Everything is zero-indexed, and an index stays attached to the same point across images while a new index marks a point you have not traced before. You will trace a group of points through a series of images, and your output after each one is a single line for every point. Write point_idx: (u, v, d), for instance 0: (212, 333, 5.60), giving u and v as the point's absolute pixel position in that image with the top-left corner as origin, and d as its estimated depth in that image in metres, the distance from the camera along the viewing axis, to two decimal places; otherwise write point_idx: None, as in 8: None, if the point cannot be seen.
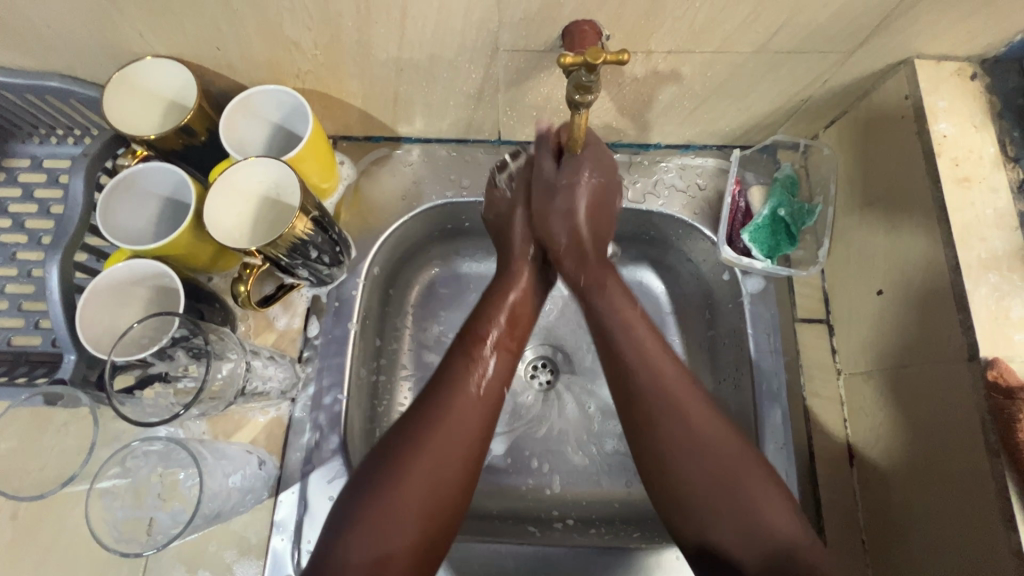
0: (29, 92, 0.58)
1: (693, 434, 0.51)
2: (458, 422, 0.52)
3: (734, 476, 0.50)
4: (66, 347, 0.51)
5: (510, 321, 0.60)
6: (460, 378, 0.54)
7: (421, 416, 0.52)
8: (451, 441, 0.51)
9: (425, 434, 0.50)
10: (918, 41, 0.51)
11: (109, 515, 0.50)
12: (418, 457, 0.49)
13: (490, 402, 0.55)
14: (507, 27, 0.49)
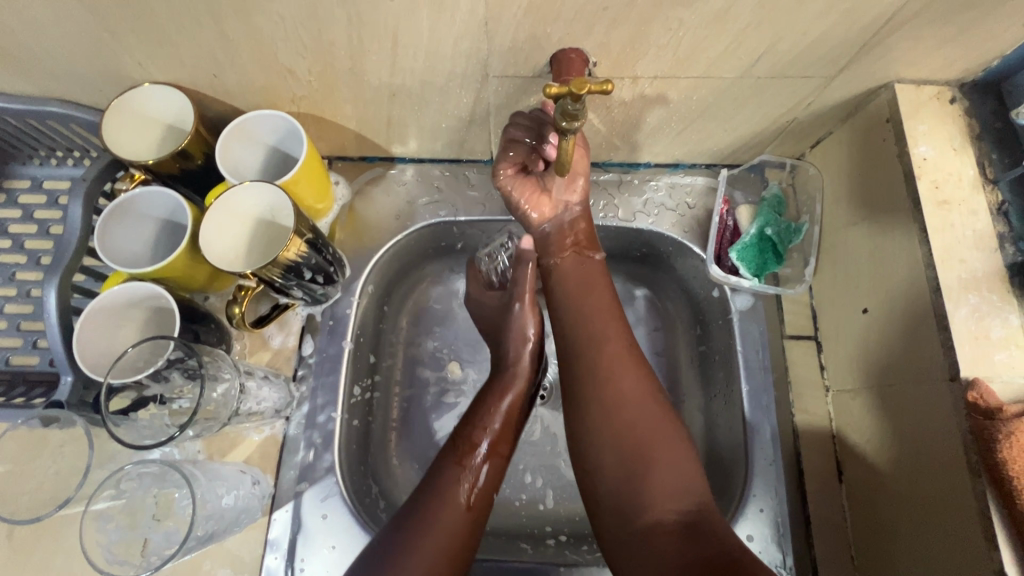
0: (30, 117, 0.59)
1: (639, 433, 0.52)
2: (445, 533, 0.51)
3: (654, 450, 0.52)
4: (62, 369, 0.52)
5: (505, 425, 0.60)
6: (449, 492, 0.54)
7: (409, 526, 0.51)
8: (437, 551, 0.50)
9: (409, 551, 0.49)
10: (898, 66, 0.52)
11: (103, 537, 0.50)
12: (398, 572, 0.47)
13: (477, 513, 0.54)
14: (496, 54, 0.50)
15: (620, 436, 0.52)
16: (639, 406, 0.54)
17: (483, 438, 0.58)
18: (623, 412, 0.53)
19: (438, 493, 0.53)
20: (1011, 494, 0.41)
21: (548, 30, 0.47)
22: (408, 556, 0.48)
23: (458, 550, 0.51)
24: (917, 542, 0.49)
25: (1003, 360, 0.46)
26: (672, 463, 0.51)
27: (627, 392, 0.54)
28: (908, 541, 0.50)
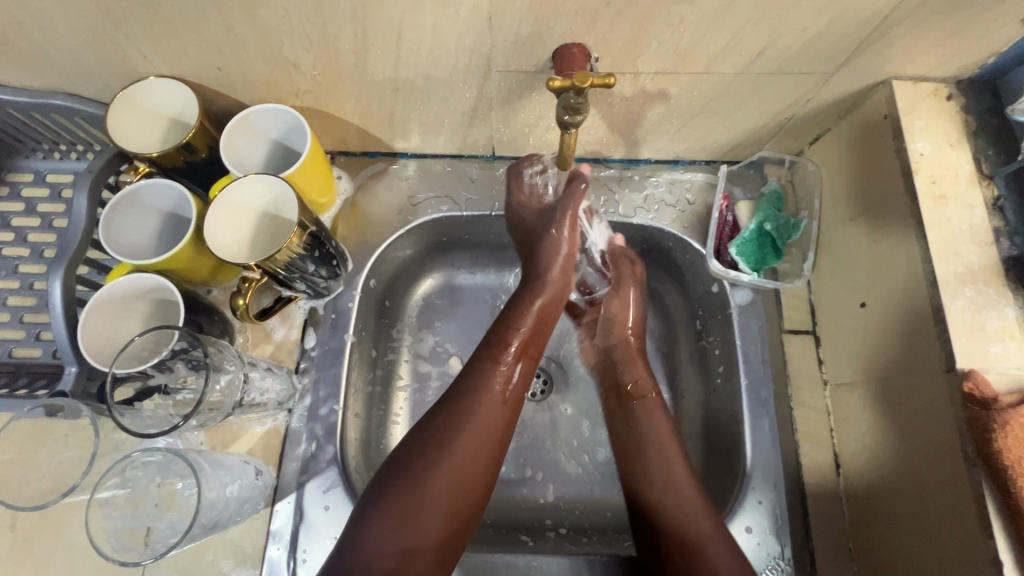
0: (34, 110, 0.59)
1: (671, 470, 0.57)
2: (481, 423, 0.54)
3: (681, 493, 0.56)
4: (67, 360, 0.52)
5: (536, 323, 0.62)
6: (484, 385, 0.56)
7: (446, 416, 0.54)
8: (473, 447, 0.53)
9: (446, 441, 0.52)
10: (896, 63, 0.53)
11: (109, 525, 0.50)
12: (438, 466, 0.51)
13: (511, 405, 0.57)
14: (499, 50, 0.51)
15: (661, 468, 0.57)
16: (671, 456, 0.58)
17: (515, 337, 0.60)
18: (662, 442, 0.59)
19: (472, 389, 0.56)
20: (1006, 482, 0.42)
21: (550, 25, 0.47)
22: (447, 446, 0.52)
23: (496, 441, 0.54)
24: (915, 530, 0.50)
25: (999, 352, 0.46)
26: (688, 513, 0.54)
27: (669, 452, 0.59)
28: (905, 521, 0.51)
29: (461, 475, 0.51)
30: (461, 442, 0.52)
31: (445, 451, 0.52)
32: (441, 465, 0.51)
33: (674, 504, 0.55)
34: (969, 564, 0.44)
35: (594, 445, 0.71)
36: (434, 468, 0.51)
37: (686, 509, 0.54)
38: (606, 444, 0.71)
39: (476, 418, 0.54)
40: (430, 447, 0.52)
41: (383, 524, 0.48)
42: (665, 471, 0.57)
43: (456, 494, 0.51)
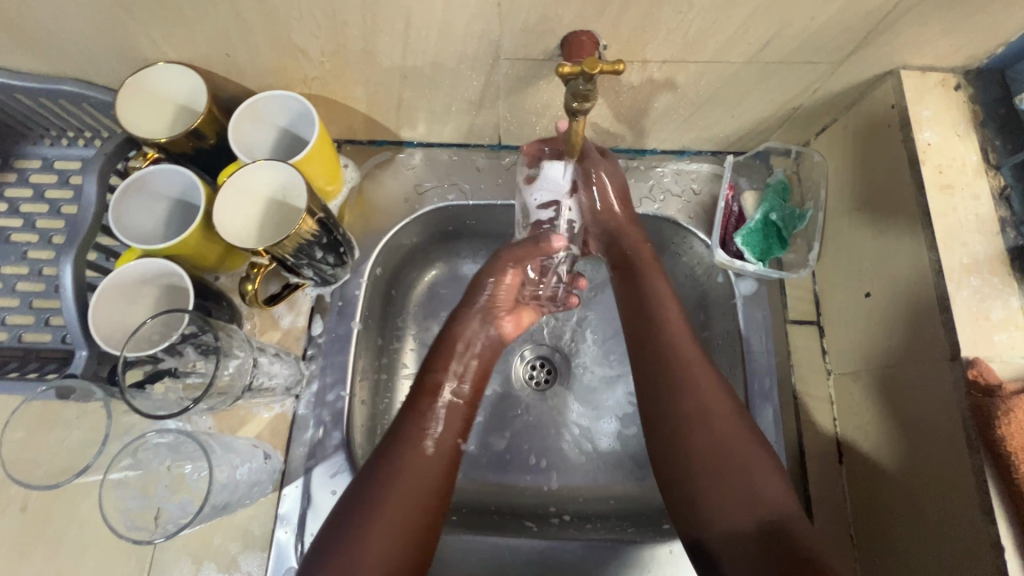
0: (43, 97, 0.59)
1: (721, 445, 0.51)
2: (416, 480, 0.53)
3: (743, 467, 0.50)
4: (78, 343, 0.53)
5: (479, 375, 0.64)
6: (414, 438, 0.56)
7: (382, 467, 0.53)
8: (406, 501, 0.51)
9: (377, 503, 0.50)
10: (904, 53, 0.53)
11: (121, 504, 0.52)
12: (370, 526, 0.49)
13: (445, 458, 0.56)
14: (508, 37, 0.51)
15: (710, 446, 0.51)
16: (728, 427, 0.52)
17: (448, 383, 0.61)
18: (705, 414, 0.53)
19: (404, 442, 0.55)
20: (1010, 468, 0.43)
21: (560, 12, 0.47)
22: (372, 510, 0.50)
23: (427, 498, 0.53)
24: (917, 519, 0.50)
25: (1003, 340, 0.47)
26: (754, 470, 0.50)
27: (706, 400, 0.54)
28: (906, 522, 0.51)
29: (401, 528, 0.50)
30: (394, 495, 0.51)
31: (373, 514, 0.50)
32: (370, 524, 0.49)
33: (738, 474, 0.50)
34: (969, 548, 0.45)
35: (598, 434, 0.71)
36: (365, 531, 0.49)
37: (749, 467, 0.50)
38: (609, 433, 0.71)
39: (403, 469, 0.53)
40: (364, 507, 0.50)
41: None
42: (712, 445, 0.51)
43: (393, 554, 0.49)
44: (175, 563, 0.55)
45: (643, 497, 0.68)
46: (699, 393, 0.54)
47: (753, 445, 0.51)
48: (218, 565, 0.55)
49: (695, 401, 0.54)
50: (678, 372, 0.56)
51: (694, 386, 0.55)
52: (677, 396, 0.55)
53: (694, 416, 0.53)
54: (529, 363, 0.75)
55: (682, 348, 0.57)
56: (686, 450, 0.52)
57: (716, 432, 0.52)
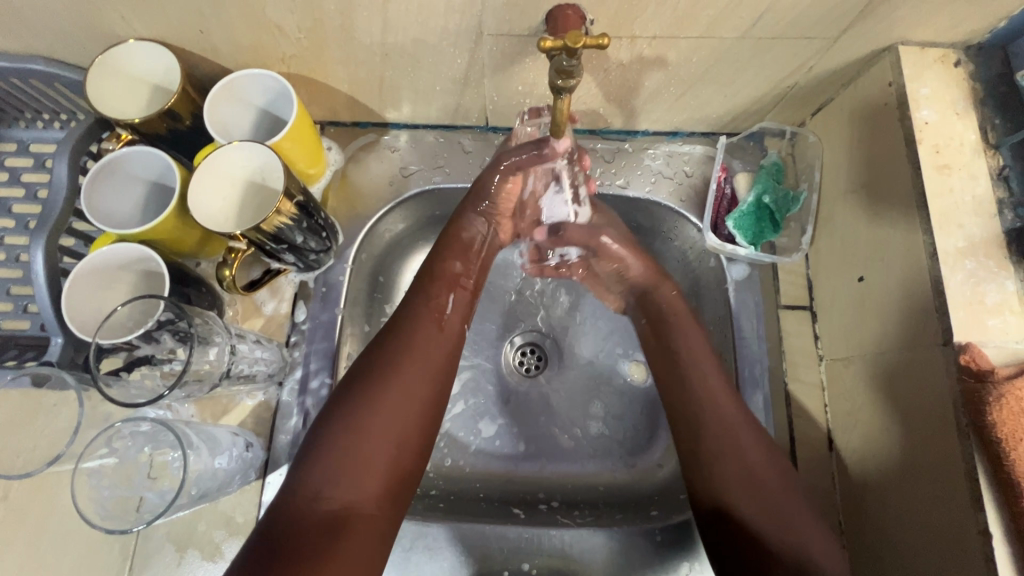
0: (13, 76, 0.57)
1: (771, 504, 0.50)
2: (422, 348, 0.53)
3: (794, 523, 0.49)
4: (52, 331, 0.52)
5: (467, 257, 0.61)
6: (420, 316, 0.55)
7: (388, 346, 0.53)
8: (414, 378, 0.51)
9: (385, 378, 0.51)
10: (903, 27, 0.51)
11: (97, 494, 0.51)
12: (378, 403, 0.49)
13: (449, 335, 0.56)
14: (490, 12, 0.49)
15: (764, 508, 0.50)
16: (777, 492, 0.51)
17: (451, 269, 0.59)
18: (744, 464, 0.52)
19: (412, 325, 0.54)
20: (998, 454, 0.42)
21: None
22: (385, 382, 0.50)
23: (432, 385, 0.52)
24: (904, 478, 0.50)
25: (998, 325, 0.46)
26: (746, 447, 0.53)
27: (709, 379, 0.56)
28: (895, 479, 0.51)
29: (405, 410, 0.50)
30: (402, 367, 0.52)
31: (383, 392, 0.50)
32: (377, 405, 0.49)
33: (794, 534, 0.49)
34: (953, 519, 0.45)
35: (587, 419, 0.71)
36: (376, 405, 0.49)
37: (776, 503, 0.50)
38: (599, 418, 0.71)
39: (414, 352, 0.53)
40: (373, 382, 0.50)
41: (328, 471, 0.47)
42: (767, 507, 0.50)
43: (400, 437, 0.50)
44: (159, 551, 0.55)
45: (633, 484, 0.68)
46: (743, 449, 0.53)
47: (755, 435, 0.54)
48: (203, 553, 0.55)
49: (742, 470, 0.52)
50: (716, 440, 0.53)
51: (734, 446, 0.53)
52: (722, 459, 0.53)
53: (743, 483, 0.51)
54: (518, 349, 0.74)
55: (729, 409, 0.55)
56: (739, 504, 0.51)
57: (722, 420, 0.54)
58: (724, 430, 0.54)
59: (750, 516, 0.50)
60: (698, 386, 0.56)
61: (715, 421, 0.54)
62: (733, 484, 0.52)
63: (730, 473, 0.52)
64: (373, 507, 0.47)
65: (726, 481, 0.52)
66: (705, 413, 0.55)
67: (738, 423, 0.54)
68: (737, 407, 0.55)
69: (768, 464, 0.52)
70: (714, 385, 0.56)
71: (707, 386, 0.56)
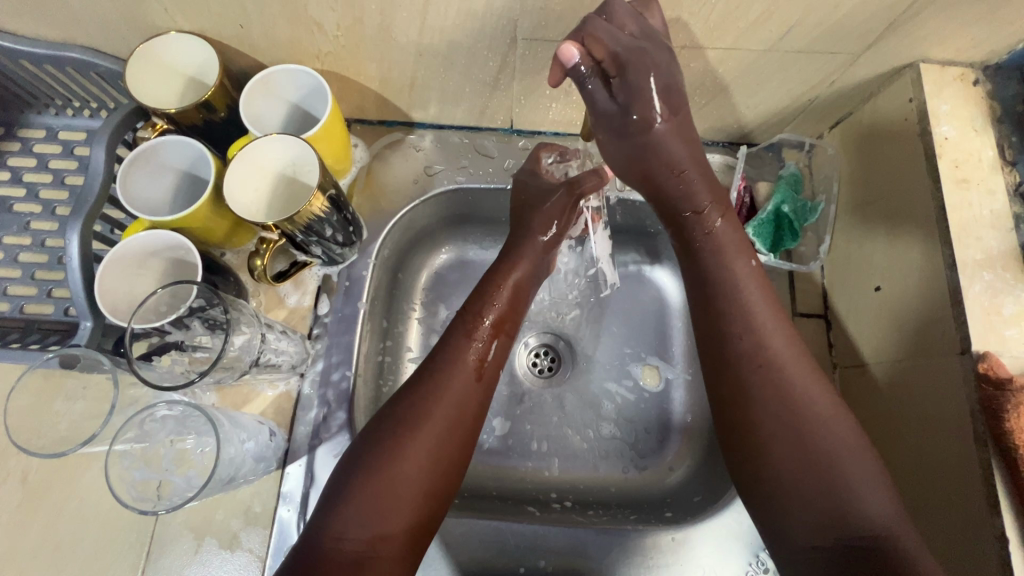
0: (50, 64, 0.58)
1: (817, 448, 0.45)
2: (457, 395, 0.52)
3: (838, 472, 0.44)
4: (83, 314, 0.53)
5: (513, 299, 0.61)
6: (459, 362, 0.54)
7: (422, 385, 0.52)
8: (448, 423, 0.51)
9: (418, 421, 0.50)
10: (925, 46, 0.53)
11: (127, 475, 0.52)
12: (410, 447, 0.49)
13: (486, 383, 0.55)
14: (527, 17, 0.50)
15: (800, 449, 0.45)
16: (829, 436, 0.46)
17: (491, 312, 0.59)
18: (789, 398, 0.47)
19: (447, 369, 0.54)
20: (1016, 462, 0.43)
21: None
22: (421, 425, 0.50)
23: (461, 428, 0.52)
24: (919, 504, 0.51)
25: (1015, 336, 0.47)
26: (797, 387, 0.47)
27: (754, 299, 0.50)
28: (910, 491, 0.52)
29: (435, 455, 0.49)
30: (439, 412, 0.51)
31: (417, 432, 0.49)
32: (407, 449, 0.49)
33: (829, 481, 0.44)
34: (971, 536, 0.46)
35: (599, 420, 0.71)
36: (407, 448, 0.49)
37: (827, 450, 0.45)
38: (611, 420, 0.71)
39: (449, 396, 0.52)
40: (411, 423, 0.50)
41: (359, 510, 0.46)
42: (810, 447, 0.45)
43: (426, 479, 0.49)
44: (176, 538, 0.55)
45: (645, 486, 0.68)
46: (790, 387, 0.47)
47: (804, 374, 0.48)
48: (219, 541, 0.55)
49: (783, 406, 0.47)
50: (754, 365, 0.48)
51: (781, 379, 0.47)
52: (760, 388, 0.48)
53: (783, 420, 0.46)
54: (533, 350, 0.75)
55: (764, 324, 0.49)
56: (767, 439, 0.46)
57: (768, 355, 0.48)
58: (780, 372, 0.48)
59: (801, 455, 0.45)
60: (732, 310, 0.50)
61: (757, 352, 0.49)
62: (772, 425, 0.47)
63: (766, 403, 0.47)
64: (398, 548, 0.46)
65: (760, 416, 0.47)
66: (740, 343, 0.49)
67: (784, 359, 0.48)
68: (790, 342, 0.49)
69: (821, 403, 0.47)
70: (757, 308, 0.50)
71: (746, 315, 0.50)
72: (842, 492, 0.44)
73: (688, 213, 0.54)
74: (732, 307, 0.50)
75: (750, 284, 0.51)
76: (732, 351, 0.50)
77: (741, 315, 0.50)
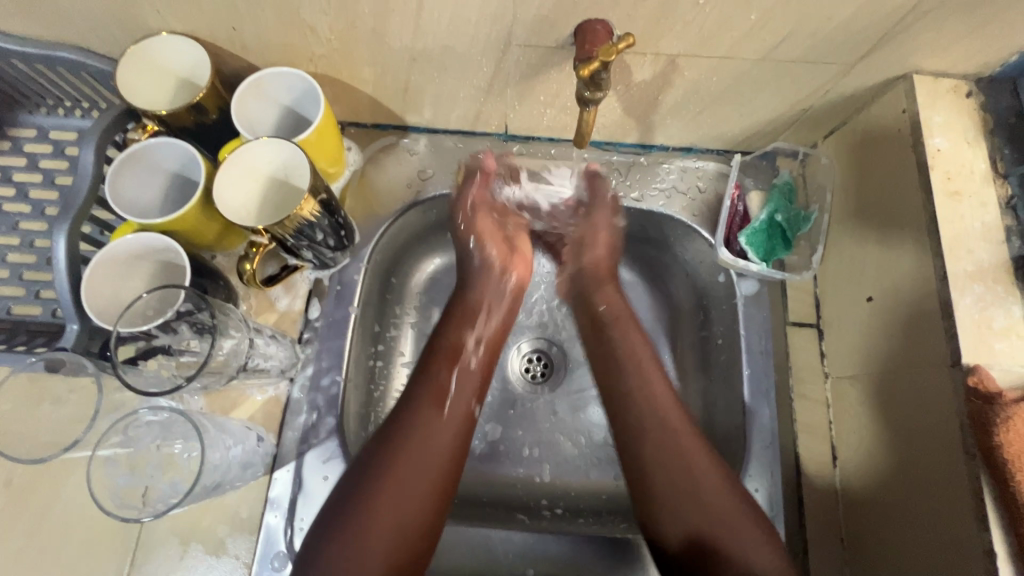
0: (40, 63, 0.58)
1: (722, 531, 0.50)
2: (423, 444, 0.52)
3: (730, 533, 0.50)
4: (69, 317, 0.52)
5: (491, 348, 0.62)
6: (423, 409, 0.55)
7: (389, 437, 0.53)
8: (413, 475, 0.51)
9: (385, 474, 0.50)
10: (918, 57, 0.53)
11: (111, 482, 0.51)
12: (386, 482, 0.50)
13: (456, 424, 0.55)
14: (521, 23, 0.50)
15: (702, 513, 0.51)
16: (720, 499, 0.51)
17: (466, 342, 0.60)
18: (690, 473, 0.52)
19: (413, 423, 0.53)
20: (1005, 477, 0.43)
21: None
22: (387, 480, 0.50)
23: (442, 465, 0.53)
24: (910, 531, 0.50)
25: (1005, 349, 0.47)
26: (706, 477, 0.52)
27: (670, 418, 0.56)
28: (902, 505, 0.51)
29: (405, 506, 0.50)
30: (405, 465, 0.51)
31: (383, 486, 0.50)
32: (376, 504, 0.49)
33: (729, 537, 0.50)
34: (960, 554, 0.45)
35: (590, 427, 0.71)
36: (374, 503, 0.49)
37: (725, 522, 0.50)
38: (601, 427, 0.71)
39: (412, 445, 0.52)
40: (379, 477, 0.50)
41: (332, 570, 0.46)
42: (708, 526, 0.50)
43: (407, 513, 0.50)
44: (162, 544, 0.55)
45: None
46: (691, 465, 0.53)
47: (710, 463, 0.53)
48: (205, 547, 0.55)
49: (677, 484, 0.52)
50: (663, 456, 0.53)
51: (686, 471, 0.52)
52: (666, 474, 0.53)
53: (688, 498, 0.51)
54: (526, 356, 0.75)
55: (678, 428, 0.55)
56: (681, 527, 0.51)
57: (687, 471, 0.52)
58: (692, 473, 0.52)
59: (707, 526, 0.50)
60: (642, 405, 0.57)
61: (667, 444, 0.54)
62: (666, 488, 0.52)
63: (665, 487, 0.52)
64: None
65: (670, 491, 0.52)
66: (651, 433, 0.55)
67: (694, 456, 0.53)
68: (705, 450, 0.54)
69: (712, 472, 0.52)
70: (683, 436, 0.54)
71: (647, 394, 0.57)
72: (740, 553, 0.49)
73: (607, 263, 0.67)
74: (655, 436, 0.55)
75: (653, 377, 0.58)
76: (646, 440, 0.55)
77: (650, 407, 0.56)
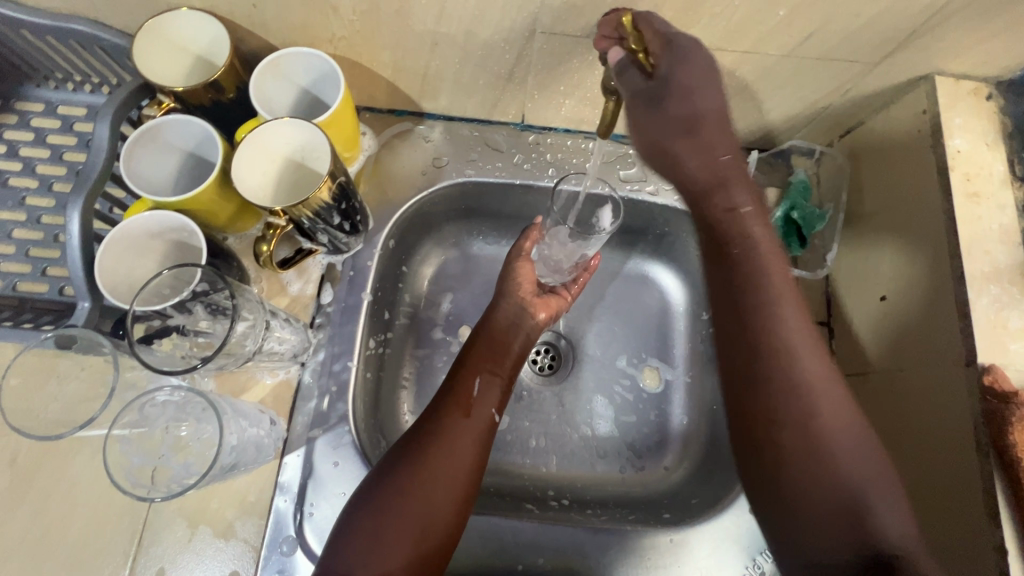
0: (52, 35, 0.56)
1: (845, 481, 0.43)
2: (456, 442, 0.51)
3: (857, 487, 0.43)
4: (81, 294, 0.51)
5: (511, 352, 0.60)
6: (454, 411, 0.53)
7: (426, 423, 0.52)
8: (447, 470, 0.49)
9: (425, 464, 0.49)
10: (942, 58, 0.53)
11: (126, 461, 0.51)
12: (388, 545, 0.46)
13: (483, 427, 0.54)
14: (547, 10, 0.49)
15: (810, 469, 0.44)
16: (846, 452, 0.44)
17: (485, 360, 0.58)
18: (812, 417, 0.45)
19: (446, 417, 0.52)
20: (1017, 474, 0.44)
21: None
22: (422, 468, 0.49)
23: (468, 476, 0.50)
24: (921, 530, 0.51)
25: (1019, 350, 0.47)
26: (824, 417, 0.45)
27: (799, 349, 0.46)
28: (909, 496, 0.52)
29: (440, 493, 0.48)
30: (440, 457, 0.50)
31: (419, 474, 0.49)
32: (415, 485, 0.48)
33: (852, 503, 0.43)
34: (972, 548, 0.46)
35: (596, 418, 0.71)
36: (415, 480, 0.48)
37: (852, 469, 0.44)
38: (607, 418, 0.71)
39: (449, 439, 0.51)
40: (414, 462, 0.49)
41: (364, 544, 0.46)
42: (831, 478, 0.44)
43: (433, 523, 0.48)
44: (169, 526, 0.54)
45: (640, 488, 0.68)
46: (812, 405, 0.45)
47: (832, 398, 0.45)
48: (214, 531, 0.54)
49: (801, 427, 0.45)
50: (780, 385, 0.45)
51: (805, 402, 0.45)
52: (783, 405, 0.45)
53: (801, 440, 0.44)
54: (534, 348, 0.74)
55: (805, 359, 0.46)
56: (795, 476, 0.44)
57: (812, 407, 0.45)
58: (816, 409, 0.45)
59: (831, 471, 0.44)
60: (760, 325, 0.47)
61: (791, 374, 0.45)
62: (796, 444, 0.45)
63: (789, 430, 0.45)
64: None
65: (780, 427, 0.45)
66: (775, 358, 0.46)
67: (813, 378, 0.45)
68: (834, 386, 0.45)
69: (839, 421, 0.45)
70: (806, 370, 0.45)
71: (777, 331, 0.46)
72: (861, 508, 0.43)
73: (724, 210, 0.49)
74: (775, 358, 0.46)
75: (786, 298, 0.47)
76: (763, 373, 0.46)
77: (769, 327, 0.47)
